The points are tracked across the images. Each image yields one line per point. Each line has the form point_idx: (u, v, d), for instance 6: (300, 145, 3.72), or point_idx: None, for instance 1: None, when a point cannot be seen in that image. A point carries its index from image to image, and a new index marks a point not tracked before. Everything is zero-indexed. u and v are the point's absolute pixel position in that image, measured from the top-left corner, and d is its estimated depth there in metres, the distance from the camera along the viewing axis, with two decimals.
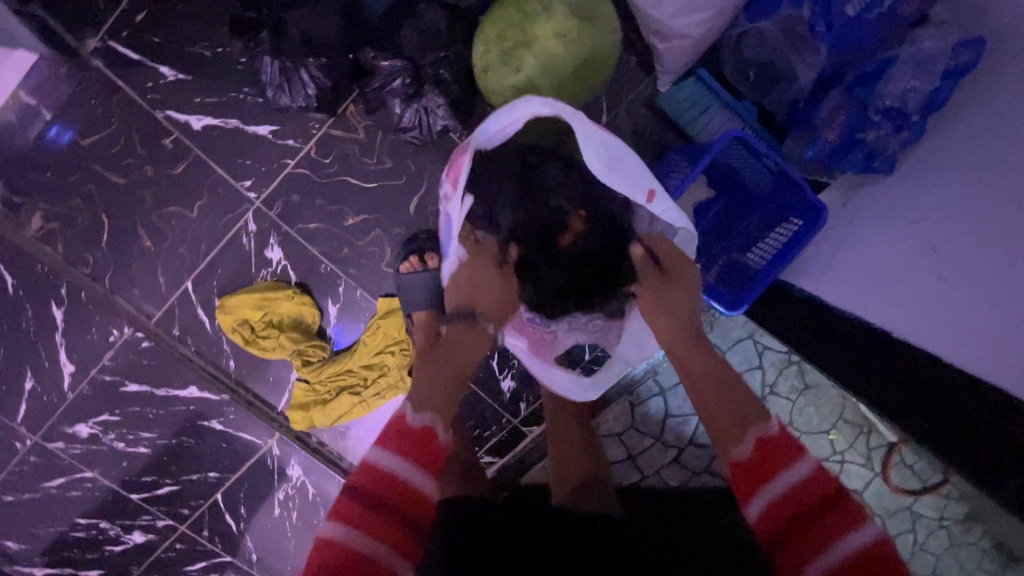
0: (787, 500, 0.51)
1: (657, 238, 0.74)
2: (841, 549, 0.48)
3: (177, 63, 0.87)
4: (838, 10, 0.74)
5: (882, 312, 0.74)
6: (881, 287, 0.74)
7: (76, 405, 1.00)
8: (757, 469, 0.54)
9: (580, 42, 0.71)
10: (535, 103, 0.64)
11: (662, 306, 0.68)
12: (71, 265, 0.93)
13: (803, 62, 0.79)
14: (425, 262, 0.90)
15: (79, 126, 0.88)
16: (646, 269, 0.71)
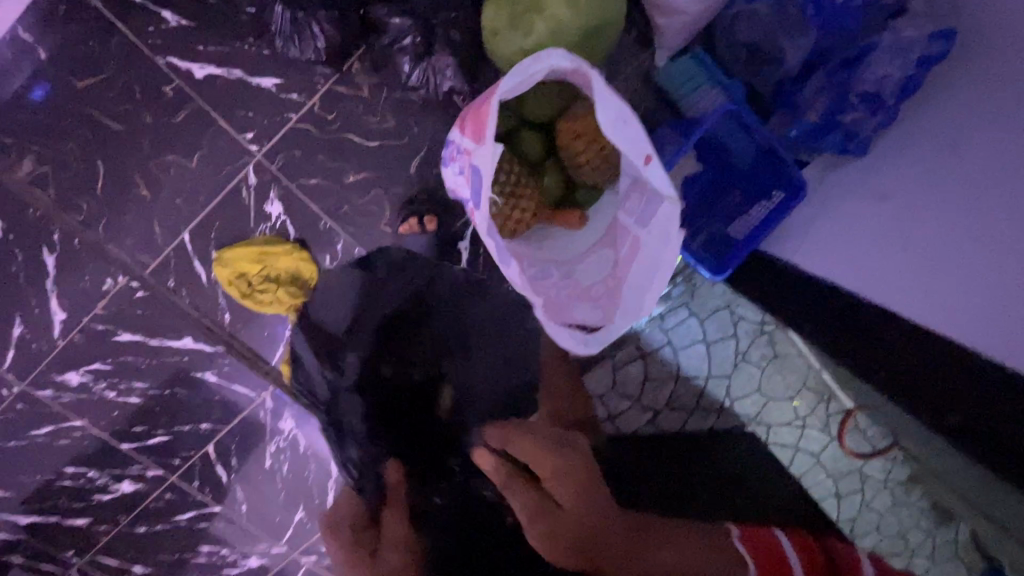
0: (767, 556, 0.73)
1: (514, 436, 0.77)
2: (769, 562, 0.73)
3: (180, 8, 0.85)
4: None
5: (848, 278, 0.81)
6: (849, 256, 0.82)
7: (66, 353, 0.99)
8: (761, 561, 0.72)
9: (588, 11, 0.73)
10: (556, 56, 0.65)
11: (553, 537, 0.68)
12: (66, 211, 0.92)
13: (792, 42, 0.84)
14: (423, 225, 0.96)
15: (74, 68, 0.85)
16: (514, 488, 0.73)
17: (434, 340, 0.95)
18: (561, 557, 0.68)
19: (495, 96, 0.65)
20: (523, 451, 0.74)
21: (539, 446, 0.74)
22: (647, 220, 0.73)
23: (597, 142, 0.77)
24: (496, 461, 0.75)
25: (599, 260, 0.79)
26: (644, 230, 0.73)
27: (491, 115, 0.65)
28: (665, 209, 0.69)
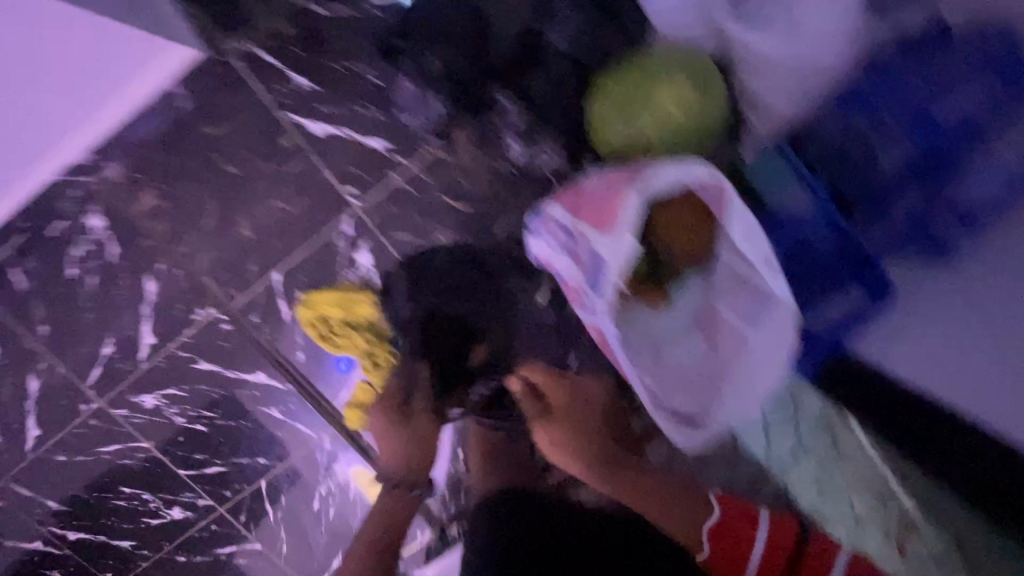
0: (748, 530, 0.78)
1: (532, 364, 0.92)
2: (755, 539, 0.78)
3: (311, 74, 0.91)
4: (939, 120, 0.81)
5: (957, 390, 0.82)
6: (952, 367, 0.83)
7: (147, 376, 1.04)
8: (733, 537, 0.78)
9: (695, 112, 0.78)
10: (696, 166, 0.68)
11: (552, 435, 0.86)
12: (172, 243, 0.98)
13: (889, 154, 0.84)
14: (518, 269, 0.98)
15: (208, 118, 0.93)
16: (530, 401, 0.89)
17: (484, 293, 0.96)
18: (565, 451, 0.85)
19: (631, 196, 0.68)
20: (537, 377, 0.90)
21: (546, 371, 0.91)
22: (757, 321, 0.74)
23: (701, 237, 0.74)
24: (520, 380, 0.92)
25: (693, 349, 0.79)
26: (754, 330, 0.74)
27: (624, 210, 0.68)
28: (778, 315, 0.72)
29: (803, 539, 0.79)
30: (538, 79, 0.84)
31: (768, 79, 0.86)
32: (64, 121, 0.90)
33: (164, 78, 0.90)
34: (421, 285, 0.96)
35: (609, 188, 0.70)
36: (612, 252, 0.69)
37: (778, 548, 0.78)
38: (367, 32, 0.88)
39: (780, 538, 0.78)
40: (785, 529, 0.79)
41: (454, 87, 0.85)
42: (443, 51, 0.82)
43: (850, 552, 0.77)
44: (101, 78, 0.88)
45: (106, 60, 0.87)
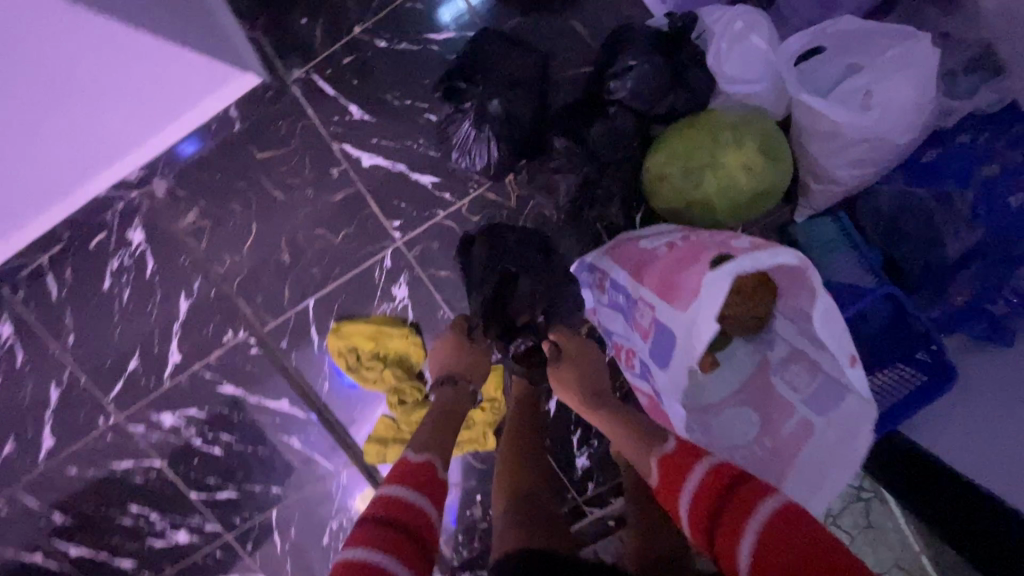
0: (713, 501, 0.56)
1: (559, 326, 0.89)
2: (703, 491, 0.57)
3: (366, 105, 0.91)
4: (1003, 201, 0.77)
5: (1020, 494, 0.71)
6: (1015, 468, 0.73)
7: (169, 394, 1.01)
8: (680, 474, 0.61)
9: (761, 177, 0.75)
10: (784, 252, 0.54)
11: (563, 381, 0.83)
12: (210, 262, 0.96)
13: (956, 234, 0.79)
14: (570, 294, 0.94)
15: (259, 141, 0.92)
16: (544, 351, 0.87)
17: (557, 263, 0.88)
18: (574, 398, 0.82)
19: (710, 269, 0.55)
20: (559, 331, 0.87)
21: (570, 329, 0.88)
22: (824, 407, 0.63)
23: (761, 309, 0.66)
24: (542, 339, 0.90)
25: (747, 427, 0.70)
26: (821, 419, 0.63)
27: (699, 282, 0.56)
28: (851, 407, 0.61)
29: (733, 487, 0.55)
30: (598, 128, 0.82)
31: (836, 148, 0.79)
32: (122, 146, 0.87)
33: (220, 99, 0.89)
34: (495, 254, 0.87)
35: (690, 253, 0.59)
36: (683, 339, 0.57)
37: (705, 500, 0.56)
38: (431, 71, 0.90)
39: (709, 489, 0.56)
40: (720, 476, 0.57)
41: (511, 130, 0.83)
42: (505, 93, 0.81)
43: (778, 502, 0.52)
44: (168, 107, 0.86)
45: (179, 91, 0.85)
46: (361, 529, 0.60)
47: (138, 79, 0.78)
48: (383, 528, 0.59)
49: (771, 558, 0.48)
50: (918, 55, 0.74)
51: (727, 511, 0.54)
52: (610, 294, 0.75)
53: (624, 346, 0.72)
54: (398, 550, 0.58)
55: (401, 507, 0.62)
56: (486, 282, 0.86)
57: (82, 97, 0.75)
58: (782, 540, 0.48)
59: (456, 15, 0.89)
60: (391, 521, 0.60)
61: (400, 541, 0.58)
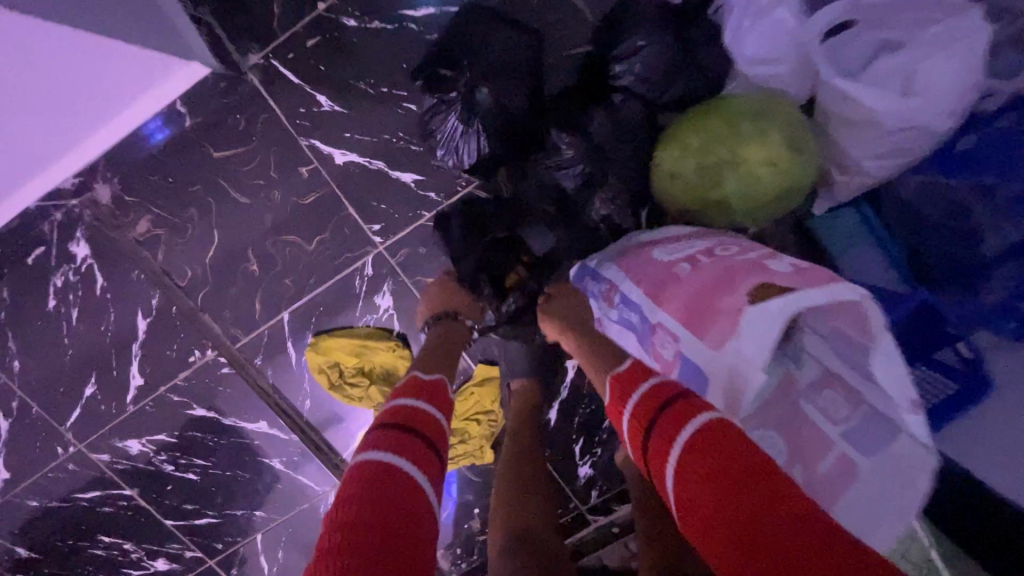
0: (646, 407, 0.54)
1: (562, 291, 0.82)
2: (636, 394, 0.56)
3: (337, 94, 0.80)
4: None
5: None
6: None
7: (133, 420, 0.92)
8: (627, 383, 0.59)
9: (787, 173, 0.67)
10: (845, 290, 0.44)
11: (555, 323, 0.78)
12: (169, 275, 0.86)
13: (994, 228, 0.70)
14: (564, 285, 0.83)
15: (215, 139, 0.81)
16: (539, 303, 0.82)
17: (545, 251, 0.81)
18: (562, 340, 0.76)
19: (746, 306, 0.47)
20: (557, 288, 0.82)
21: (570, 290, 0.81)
22: (870, 447, 0.54)
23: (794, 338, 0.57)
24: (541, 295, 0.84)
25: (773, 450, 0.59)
26: (868, 462, 0.54)
27: (732, 324, 0.48)
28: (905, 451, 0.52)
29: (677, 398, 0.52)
30: (600, 120, 0.73)
31: (866, 137, 0.70)
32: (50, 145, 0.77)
33: (169, 93, 0.78)
34: (482, 228, 0.81)
35: (725, 279, 0.50)
36: (715, 379, 0.50)
37: (648, 409, 0.53)
38: (409, 53, 0.78)
39: (654, 398, 0.53)
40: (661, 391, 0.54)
41: (503, 124, 0.73)
42: (495, 79, 0.71)
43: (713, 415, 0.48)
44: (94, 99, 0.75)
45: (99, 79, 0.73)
46: (371, 435, 0.57)
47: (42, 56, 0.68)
48: (392, 432, 0.57)
49: (693, 461, 0.45)
50: (962, 32, 0.65)
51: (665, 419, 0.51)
52: (617, 309, 0.67)
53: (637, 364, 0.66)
54: (413, 449, 0.55)
55: (411, 414, 0.60)
56: (475, 252, 0.82)
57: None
58: (704, 446, 0.45)
59: None
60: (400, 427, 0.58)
61: (412, 442, 0.56)
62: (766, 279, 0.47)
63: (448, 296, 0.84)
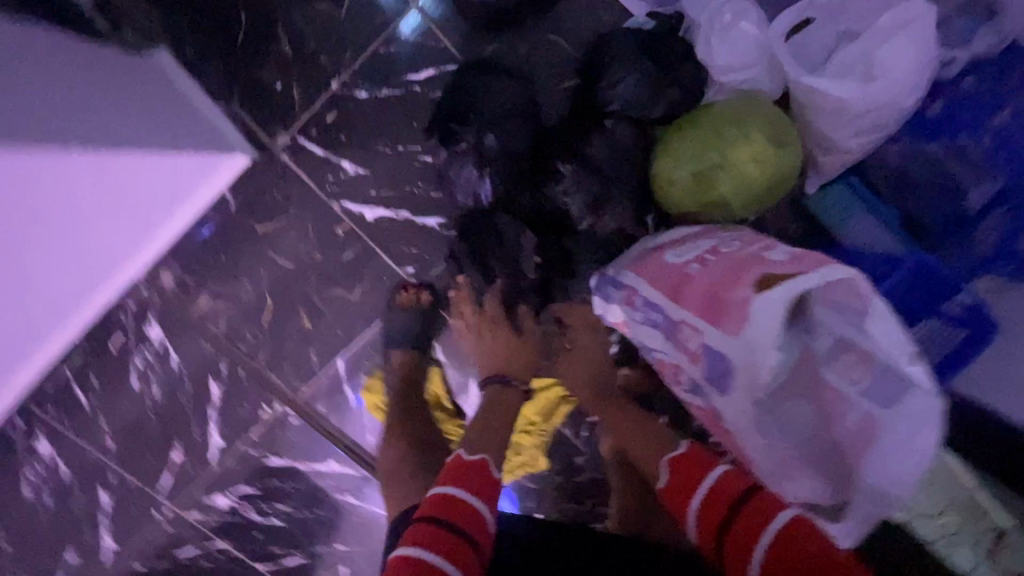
0: (712, 500, 0.63)
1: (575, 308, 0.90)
2: (703, 488, 0.65)
3: (359, 159, 0.89)
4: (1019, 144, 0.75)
5: None
6: None
7: (218, 476, 1.01)
8: (684, 473, 0.68)
9: (775, 166, 0.74)
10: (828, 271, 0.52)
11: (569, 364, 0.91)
12: (232, 341, 0.95)
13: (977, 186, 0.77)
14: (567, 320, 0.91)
15: (257, 214, 0.90)
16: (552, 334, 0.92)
17: (564, 264, 0.87)
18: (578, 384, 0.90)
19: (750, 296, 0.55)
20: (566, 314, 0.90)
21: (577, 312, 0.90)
22: (886, 399, 0.59)
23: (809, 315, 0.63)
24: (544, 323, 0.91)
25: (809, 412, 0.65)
26: (887, 413, 0.59)
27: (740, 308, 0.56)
28: (918, 404, 0.57)
29: (745, 491, 0.61)
30: (599, 144, 0.81)
31: (841, 123, 0.77)
32: (116, 248, 0.83)
33: (223, 187, 0.87)
34: (500, 246, 0.86)
35: (732, 272, 0.59)
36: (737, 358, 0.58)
37: (719, 507, 0.62)
38: (417, 112, 0.87)
39: (725, 486, 0.63)
40: (727, 487, 0.63)
41: (513, 163, 0.83)
42: (500, 126, 0.81)
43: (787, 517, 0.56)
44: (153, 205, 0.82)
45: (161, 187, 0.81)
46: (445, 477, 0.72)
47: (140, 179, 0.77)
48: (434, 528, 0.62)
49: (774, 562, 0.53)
50: (913, 16, 0.72)
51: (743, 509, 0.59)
52: (640, 311, 0.74)
53: (667, 361, 0.71)
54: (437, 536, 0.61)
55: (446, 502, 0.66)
56: (494, 269, 0.88)
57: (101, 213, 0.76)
58: (782, 555, 0.53)
59: (431, 52, 0.87)
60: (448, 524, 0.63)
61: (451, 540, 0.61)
62: (765, 267, 0.55)
63: (495, 320, 0.90)
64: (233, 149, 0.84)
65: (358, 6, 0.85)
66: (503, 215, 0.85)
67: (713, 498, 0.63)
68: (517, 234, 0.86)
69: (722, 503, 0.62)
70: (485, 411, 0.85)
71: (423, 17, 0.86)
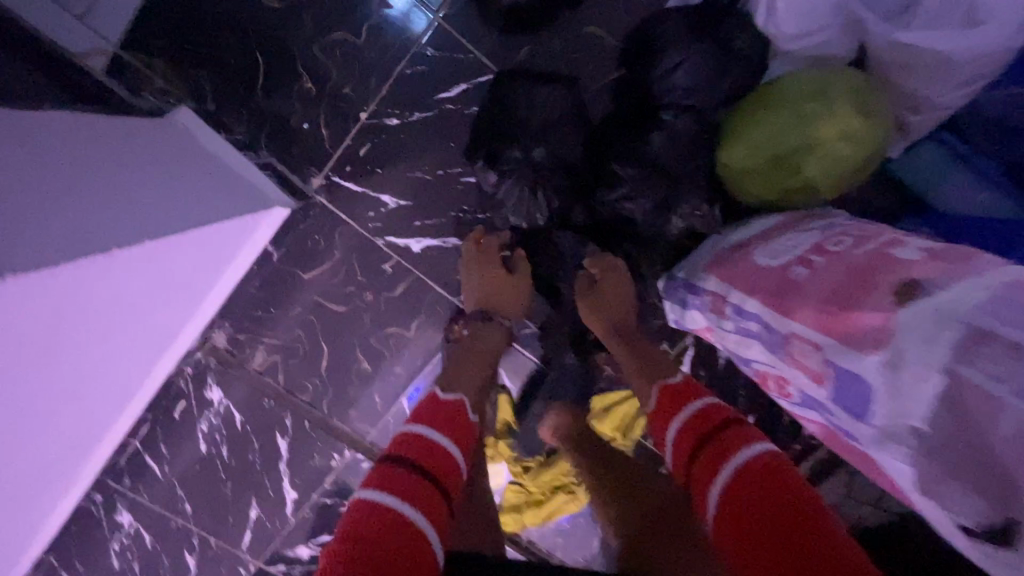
0: (689, 429, 0.59)
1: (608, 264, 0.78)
2: (681, 416, 0.61)
3: (398, 190, 0.84)
4: None
5: None
6: None
7: (297, 529, 0.97)
8: (671, 402, 0.63)
9: (867, 141, 0.65)
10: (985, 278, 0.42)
11: (597, 311, 0.77)
12: (294, 394, 0.92)
13: None
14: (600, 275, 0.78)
15: (301, 261, 0.86)
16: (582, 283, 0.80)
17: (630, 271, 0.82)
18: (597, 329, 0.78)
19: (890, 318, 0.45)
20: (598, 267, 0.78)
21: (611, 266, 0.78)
22: None
23: None
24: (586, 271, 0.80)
25: None
26: None
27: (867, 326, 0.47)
28: None
29: (722, 425, 0.57)
30: (660, 141, 0.74)
31: (940, 82, 0.67)
32: (165, 327, 0.77)
33: (263, 241, 0.83)
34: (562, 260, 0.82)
35: (859, 282, 0.50)
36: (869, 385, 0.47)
37: (692, 434, 0.58)
38: (455, 132, 0.82)
39: (704, 419, 0.58)
40: (704, 420, 0.58)
41: (566, 173, 0.77)
42: (548, 138, 0.75)
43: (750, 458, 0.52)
44: (194, 275, 0.74)
45: (207, 257, 0.73)
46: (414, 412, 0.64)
47: (186, 257, 0.68)
48: (394, 467, 0.55)
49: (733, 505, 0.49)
50: None
51: (705, 454, 0.55)
52: (731, 320, 0.66)
53: (771, 372, 0.63)
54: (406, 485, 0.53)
55: (405, 441, 0.59)
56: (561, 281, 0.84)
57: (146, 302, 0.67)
58: (737, 498, 0.49)
59: (460, 66, 0.81)
60: (409, 463, 0.56)
61: (418, 480, 0.54)
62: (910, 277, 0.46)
63: (489, 255, 0.80)
64: (270, 202, 0.80)
65: (378, 29, 0.79)
66: (562, 231, 0.81)
67: (693, 423, 0.59)
68: (576, 247, 0.82)
69: (699, 431, 0.57)
70: (467, 352, 0.77)
71: (447, 30, 0.80)
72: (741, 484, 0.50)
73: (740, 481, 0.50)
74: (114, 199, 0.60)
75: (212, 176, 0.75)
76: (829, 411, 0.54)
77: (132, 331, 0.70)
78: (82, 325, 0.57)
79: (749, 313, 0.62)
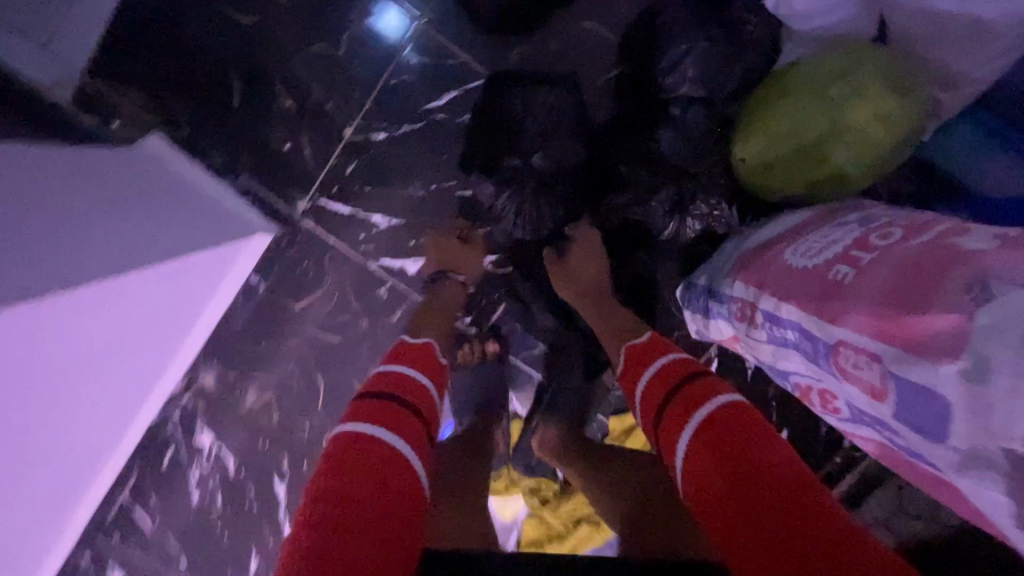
0: (660, 379, 0.55)
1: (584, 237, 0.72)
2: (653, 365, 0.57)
3: (390, 208, 0.78)
4: None
5: None
6: None
7: None
8: (643, 356, 0.59)
9: (902, 122, 0.59)
10: None
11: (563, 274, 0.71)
12: (290, 435, 0.85)
13: None
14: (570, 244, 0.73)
15: (291, 291, 0.81)
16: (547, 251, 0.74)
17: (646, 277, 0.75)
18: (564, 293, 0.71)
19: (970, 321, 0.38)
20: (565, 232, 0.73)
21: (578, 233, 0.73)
22: None
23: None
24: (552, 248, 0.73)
25: None
26: None
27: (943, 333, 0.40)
28: None
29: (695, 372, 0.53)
30: (668, 137, 0.69)
31: (977, 51, 0.61)
32: (145, 373, 0.71)
33: (248, 270, 0.78)
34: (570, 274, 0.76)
35: (925, 280, 0.42)
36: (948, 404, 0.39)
37: (664, 382, 0.54)
38: (448, 143, 0.77)
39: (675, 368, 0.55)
40: (676, 369, 0.55)
41: (571, 177, 0.72)
42: (548, 142, 0.70)
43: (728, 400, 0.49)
44: (173, 313, 0.68)
45: (185, 291, 0.68)
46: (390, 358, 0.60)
47: (161, 295, 0.63)
48: (383, 406, 0.52)
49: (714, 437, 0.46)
50: None
51: (673, 404, 0.51)
52: (762, 329, 0.58)
53: (815, 386, 0.55)
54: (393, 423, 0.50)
55: (385, 383, 0.55)
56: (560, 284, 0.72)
57: (120, 348, 0.61)
58: (721, 432, 0.46)
59: (448, 72, 0.76)
60: (396, 402, 0.52)
61: (406, 422, 0.51)
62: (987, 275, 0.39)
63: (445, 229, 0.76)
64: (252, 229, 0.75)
65: (359, 39, 0.75)
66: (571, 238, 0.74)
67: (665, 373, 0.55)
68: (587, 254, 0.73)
69: (671, 378, 0.54)
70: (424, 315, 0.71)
71: (432, 35, 0.75)
72: (728, 421, 0.47)
73: (727, 420, 0.47)
74: (70, 235, 0.54)
75: (188, 206, 0.70)
76: (891, 430, 0.46)
77: (109, 382, 0.64)
78: (45, 380, 0.51)
79: (786, 321, 0.54)
